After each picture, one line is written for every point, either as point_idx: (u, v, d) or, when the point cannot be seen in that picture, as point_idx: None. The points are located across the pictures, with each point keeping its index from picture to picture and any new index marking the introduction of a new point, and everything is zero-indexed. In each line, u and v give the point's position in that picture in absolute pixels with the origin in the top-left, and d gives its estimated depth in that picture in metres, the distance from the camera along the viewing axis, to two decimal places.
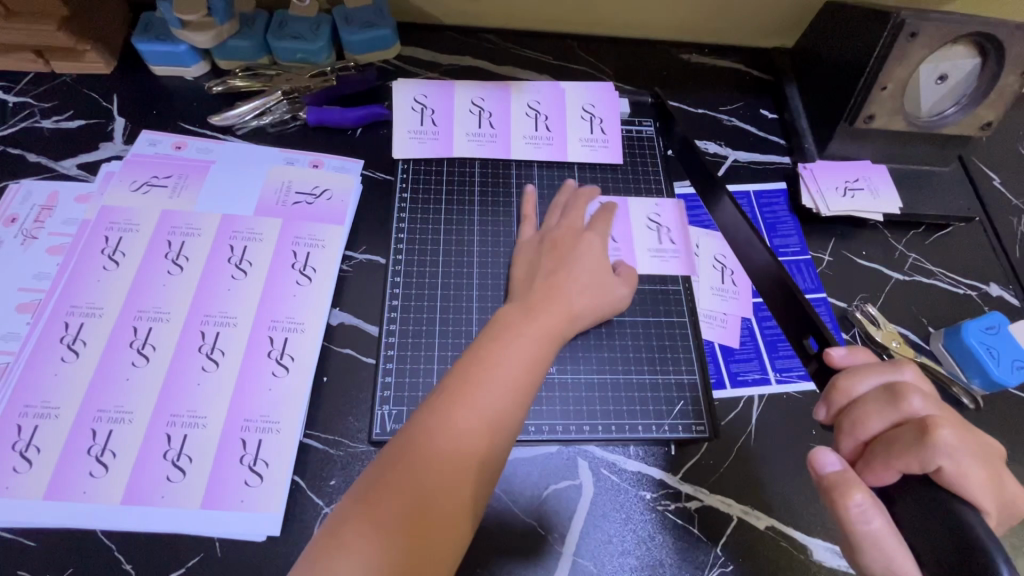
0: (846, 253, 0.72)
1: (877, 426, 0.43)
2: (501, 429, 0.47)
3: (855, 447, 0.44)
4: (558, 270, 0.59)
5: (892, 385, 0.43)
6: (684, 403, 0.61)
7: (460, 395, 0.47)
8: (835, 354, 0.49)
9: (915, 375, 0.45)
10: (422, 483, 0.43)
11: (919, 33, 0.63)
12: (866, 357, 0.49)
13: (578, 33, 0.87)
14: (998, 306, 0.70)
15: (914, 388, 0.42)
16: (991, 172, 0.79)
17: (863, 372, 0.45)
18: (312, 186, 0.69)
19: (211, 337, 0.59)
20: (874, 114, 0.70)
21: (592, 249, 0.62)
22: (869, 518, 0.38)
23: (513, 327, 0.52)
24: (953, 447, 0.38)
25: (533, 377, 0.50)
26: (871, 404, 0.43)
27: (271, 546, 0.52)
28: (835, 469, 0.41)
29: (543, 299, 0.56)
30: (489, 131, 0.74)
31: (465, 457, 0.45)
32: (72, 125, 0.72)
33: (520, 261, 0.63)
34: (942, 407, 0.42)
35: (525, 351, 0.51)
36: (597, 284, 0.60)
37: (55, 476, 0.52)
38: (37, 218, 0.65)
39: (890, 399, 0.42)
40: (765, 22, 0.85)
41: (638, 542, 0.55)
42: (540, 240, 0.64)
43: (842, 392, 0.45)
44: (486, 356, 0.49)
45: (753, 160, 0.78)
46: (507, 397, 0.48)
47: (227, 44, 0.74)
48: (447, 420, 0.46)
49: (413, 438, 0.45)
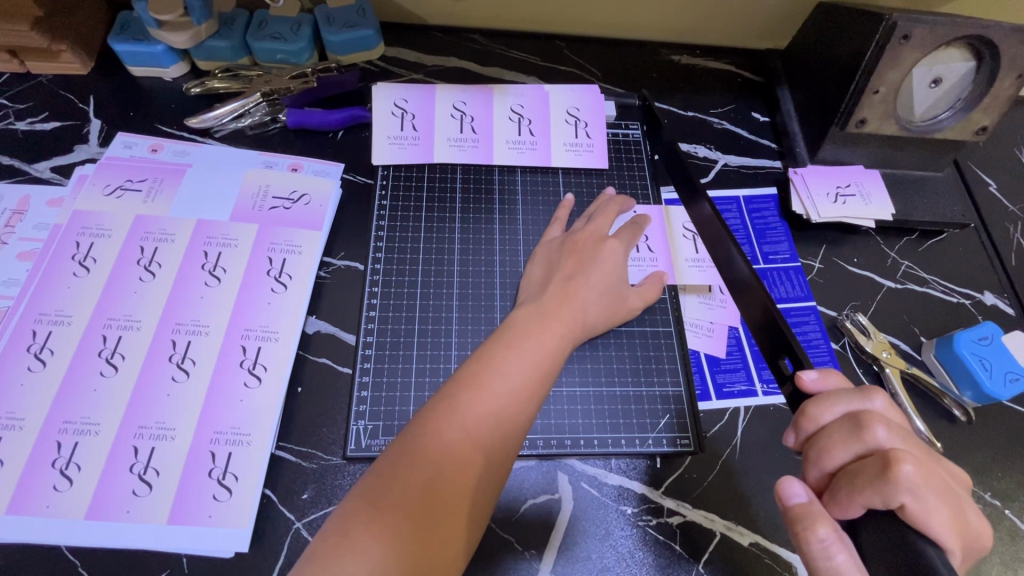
0: (837, 260, 0.71)
1: (842, 457, 0.42)
2: (510, 434, 0.46)
3: (820, 478, 0.44)
4: (575, 274, 0.58)
5: (856, 415, 0.43)
6: (669, 416, 0.60)
7: (469, 397, 0.46)
8: (806, 379, 0.48)
9: (884, 403, 0.44)
10: (427, 484, 0.42)
11: (911, 35, 0.61)
12: (837, 381, 0.48)
13: (565, 34, 0.85)
14: (992, 316, 0.68)
15: (879, 418, 0.42)
16: (986, 177, 0.77)
17: (829, 401, 0.45)
18: (290, 190, 0.67)
19: (182, 346, 0.57)
20: (865, 118, 0.68)
21: (615, 256, 0.61)
22: (832, 554, 0.38)
23: (525, 330, 0.51)
24: (914, 484, 0.38)
25: (545, 375, 0.49)
26: (837, 434, 0.43)
27: (239, 563, 0.50)
28: (801, 501, 0.41)
29: (558, 301, 0.55)
30: (471, 136, 0.72)
31: (474, 459, 0.44)
32: (46, 127, 0.71)
33: (539, 259, 0.63)
34: (907, 438, 0.42)
35: (538, 354, 0.50)
36: (611, 290, 0.59)
37: (18, 490, 0.50)
38: (7, 222, 0.64)
39: (854, 430, 0.42)
40: (756, 23, 0.83)
41: (619, 559, 0.53)
42: (563, 241, 0.63)
43: (811, 420, 0.45)
44: (496, 358, 0.48)
45: (743, 165, 0.77)
46: (519, 396, 0.47)
47: (205, 45, 0.73)
48: (456, 421, 0.44)
49: (420, 439, 0.44)
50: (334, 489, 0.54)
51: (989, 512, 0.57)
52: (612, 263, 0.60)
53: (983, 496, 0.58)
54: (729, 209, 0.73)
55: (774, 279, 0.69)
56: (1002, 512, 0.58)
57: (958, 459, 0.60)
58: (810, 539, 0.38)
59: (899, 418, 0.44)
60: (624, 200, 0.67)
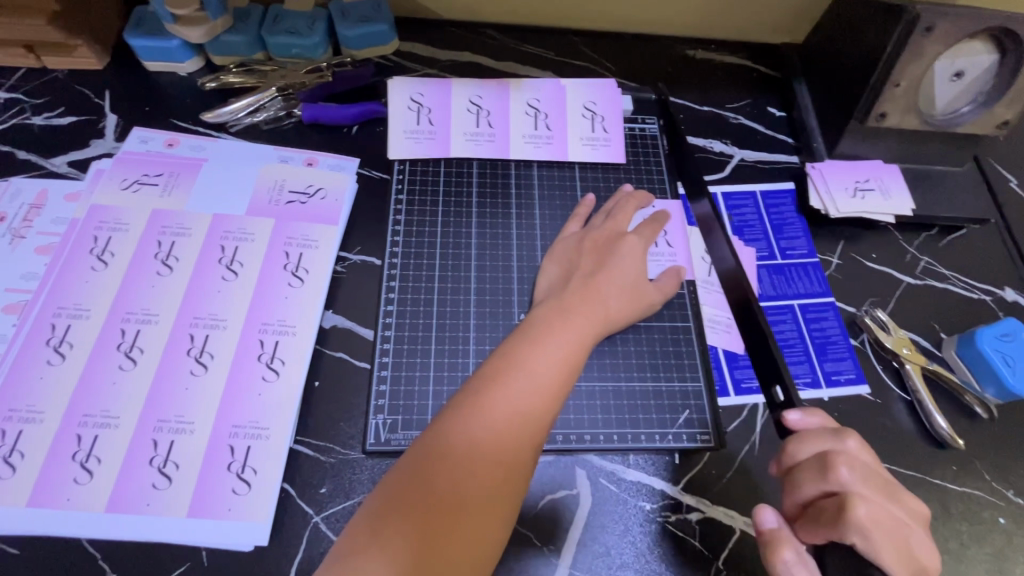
0: (855, 256, 0.70)
1: (811, 492, 0.46)
2: (536, 430, 0.45)
3: (794, 507, 0.47)
4: (596, 271, 0.58)
5: (825, 455, 0.46)
6: (688, 413, 0.59)
7: (495, 393, 0.45)
8: (794, 420, 0.50)
9: (857, 444, 0.47)
10: (454, 482, 0.42)
11: (935, 28, 0.60)
12: (821, 420, 0.51)
13: (580, 28, 0.85)
14: (1013, 312, 0.68)
15: (846, 459, 0.45)
16: (1006, 173, 0.76)
17: (805, 440, 0.48)
18: (305, 185, 0.67)
19: (200, 340, 0.57)
20: (885, 112, 0.67)
21: (634, 252, 0.60)
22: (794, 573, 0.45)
23: (547, 327, 0.51)
24: (865, 526, 0.43)
25: (569, 372, 0.49)
26: (806, 472, 0.46)
27: (258, 556, 0.50)
28: (772, 526, 0.47)
29: (579, 298, 0.55)
30: (487, 130, 0.72)
31: (501, 458, 0.43)
32: (62, 122, 0.71)
33: (559, 254, 0.62)
34: (872, 478, 0.45)
35: (562, 351, 0.49)
36: (630, 285, 0.59)
37: (40, 481, 0.50)
38: (25, 217, 0.64)
39: (822, 471, 0.45)
40: (773, 18, 0.82)
41: (638, 554, 0.53)
42: (581, 238, 0.62)
43: (789, 455, 0.48)
44: (521, 355, 0.48)
45: (759, 159, 0.76)
46: (545, 393, 0.46)
47: (221, 39, 0.73)
48: (482, 419, 0.44)
49: (446, 437, 0.44)
50: (352, 483, 0.54)
51: (1013, 510, 0.57)
52: (633, 258, 0.60)
53: (1005, 494, 0.58)
54: (746, 204, 0.72)
55: (792, 275, 0.68)
56: None
57: (980, 457, 0.59)
58: (776, 560, 0.45)
59: (869, 457, 0.47)
60: (643, 196, 0.67)
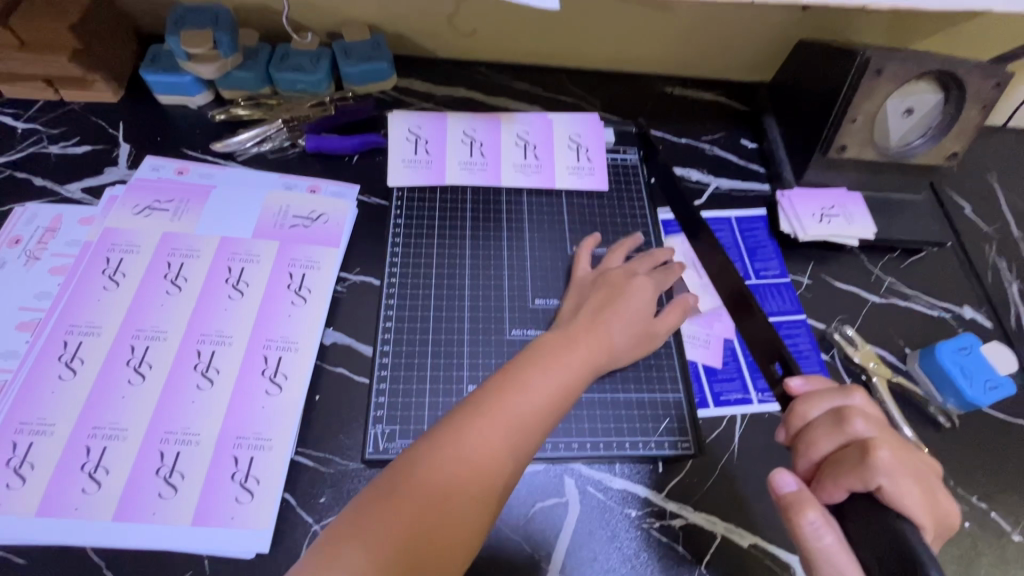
0: (825, 276, 0.75)
1: (827, 447, 0.48)
2: (521, 452, 0.48)
3: (807, 468, 0.49)
4: (603, 308, 0.61)
5: (838, 409, 0.48)
6: (669, 421, 0.63)
7: (491, 411, 0.48)
8: (795, 386, 0.55)
9: (863, 399, 0.49)
10: (439, 488, 0.44)
11: (884, 70, 0.67)
12: (823, 383, 0.54)
13: (566, 66, 0.91)
14: (971, 328, 0.73)
15: (858, 412, 0.47)
16: (961, 201, 0.83)
17: (808, 400, 0.51)
18: (309, 210, 0.71)
19: (206, 355, 0.60)
20: (845, 144, 0.73)
21: (642, 291, 0.63)
22: (821, 535, 0.43)
23: (545, 357, 0.54)
24: (890, 467, 0.43)
25: (563, 402, 0.52)
26: (821, 428, 0.48)
27: (258, 563, 0.52)
28: (791, 489, 0.46)
29: (580, 331, 0.58)
30: (480, 159, 0.77)
31: (486, 471, 0.46)
32: (77, 150, 0.75)
33: (571, 295, 0.65)
34: (885, 428, 0.47)
35: (559, 378, 0.52)
36: (639, 322, 0.61)
37: (48, 492, 0.52)
38: (40, 239, 0.67)
39: (837, 423, 0.47)
40: (744, 58, 0.89)
41: (624, 559, 0.56)
42: (594, 280, 0.65)
43: (799, 416, 0.51)
44: (519, 378, 0.51)
45: (734, 188, 0.82)
46: (537, 418, 0.50)
47: (231, 75, 0.78)
48: (474, 432, 0.47)
49: (438, 446, 0.46)
50: (352, 493, 0.56)
51: (975, 514, 0.60)
52: (643, 297, 0.62)
53: (970, 499, 0.61)
54: (722, 228, 0.77)
55: (765, 294, 0.73)
56: (988, 515, 0.60)
57: (944, 464, 0.63)
58: (800, 521, 0.44)
59: (876, 413, 0.49)
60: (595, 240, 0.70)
